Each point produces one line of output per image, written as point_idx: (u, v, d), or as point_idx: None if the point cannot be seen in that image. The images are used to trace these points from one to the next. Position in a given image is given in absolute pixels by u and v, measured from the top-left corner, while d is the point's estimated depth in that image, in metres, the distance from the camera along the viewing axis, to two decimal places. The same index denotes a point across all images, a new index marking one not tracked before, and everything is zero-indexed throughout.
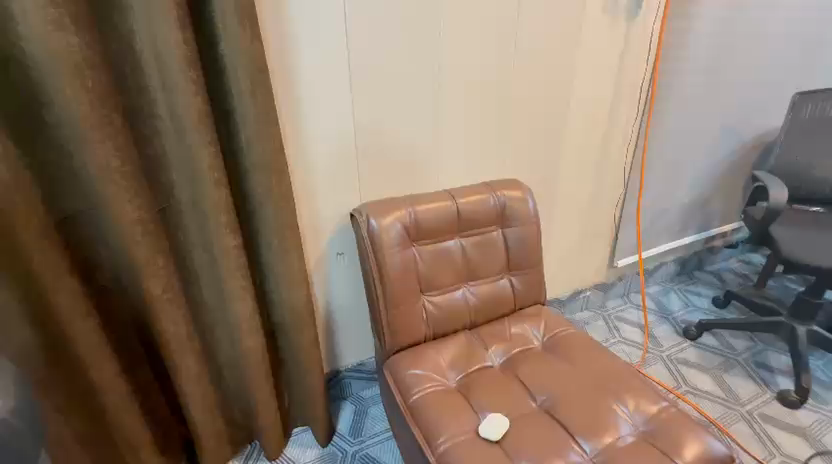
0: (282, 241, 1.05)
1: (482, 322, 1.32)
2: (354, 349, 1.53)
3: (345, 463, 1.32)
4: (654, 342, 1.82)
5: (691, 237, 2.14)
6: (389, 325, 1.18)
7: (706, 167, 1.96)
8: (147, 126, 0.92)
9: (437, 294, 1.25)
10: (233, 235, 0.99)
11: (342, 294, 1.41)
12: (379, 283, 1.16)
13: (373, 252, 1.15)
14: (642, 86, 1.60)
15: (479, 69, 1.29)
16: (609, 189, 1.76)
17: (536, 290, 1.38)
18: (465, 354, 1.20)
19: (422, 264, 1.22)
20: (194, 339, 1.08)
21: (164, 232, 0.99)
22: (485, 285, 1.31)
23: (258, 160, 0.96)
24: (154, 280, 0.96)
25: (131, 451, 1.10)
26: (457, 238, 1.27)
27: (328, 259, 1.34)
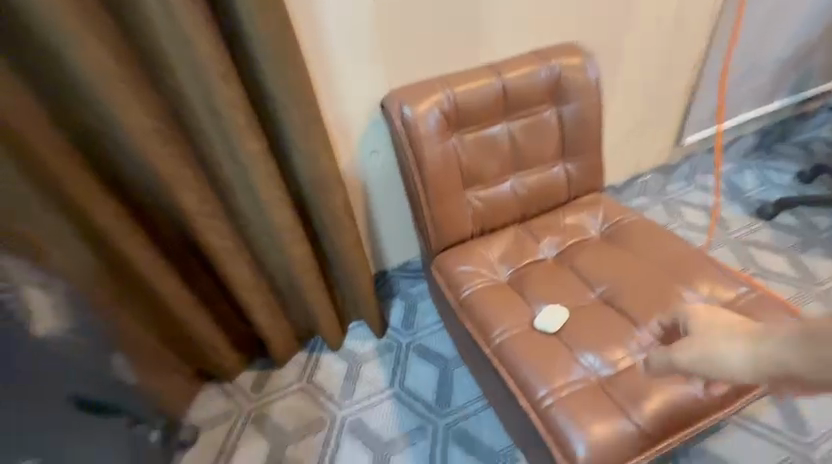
0: (311, 142, 0.96)
1: (533, 215, 1.22)
2: (398, 250, 1.52)
3: (402, 352, 1.40)
4: (721, 225, 1.66)
5: (782, 101, 1.78)
6: (434, 224, 1.11)
7: (820, 4, 1.53)
8: (130, 10, 0.75)
9: (483, 187, 1.14)
10: (258, 139, 0.91)
11: (381, 195, 1.35)
12: (420, 180, 1.06)
13: (410, 145, 1.03)
14: None
15: None
16: (687, 46, 1.44)
17: (595, 175, 1.23)
18: (516, 248, 1.14)
19: (465, 155, 1.09)
20: (241, 250, 1.08)
21: (186, 143, 0.91)
22: (535, 174, 1.18)
23: (266, 44, 0.83)
24: (186, 191, 0.93)
25: (211, 349, 1.21)
26: (503, 124, 1.11)
27: (361, 159, 1.25)
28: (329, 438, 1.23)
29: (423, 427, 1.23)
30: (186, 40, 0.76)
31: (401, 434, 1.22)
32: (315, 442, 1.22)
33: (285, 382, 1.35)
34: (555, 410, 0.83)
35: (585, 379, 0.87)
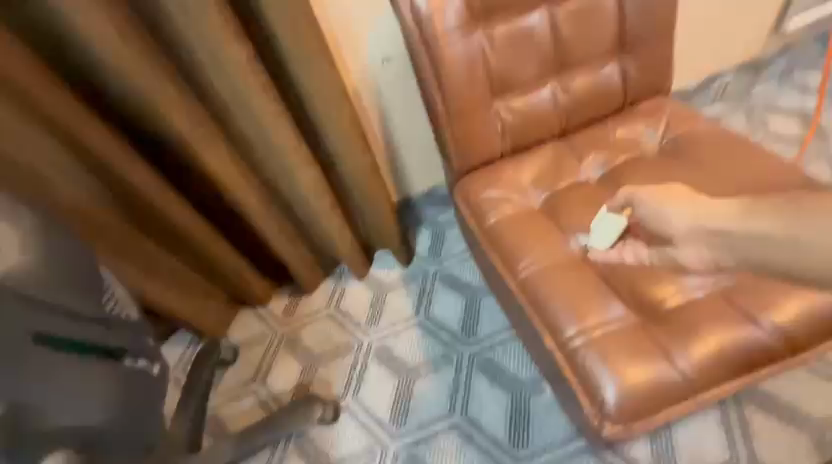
0: (305, 42, 0.82)
1: (580, 128, 1.03)
2: (422, 176, 1.38)
3: (428, 282, 1.35)
4: (819, 135, 1.34)
5: None
6: (457, 144, 0.97)
7: None
8: None
9: (516, 96, 0.96)
10: (243, 45, 0.79)
11: (399, 111, 1.20)
12: (438, 88, 0.90)
13: (426, 46, 0.86)
14: None
15: None
16: None
17: (664, 73, 0.99)
18: (554, 166, 0.98)
19: (494, 56, 0.89)
20: (247, 177, 0.99)
21: (163, 54, 0.80)
22: (582, 76, 0.96)
23: None
24: (173, 109, 0.82)
25: (236, 277, 1.22)
26: (545, 10, 0.89)
27: (373, 69, 1.10)
28: (355, 362, 1.24)
29: (448, 356, 1.21)
30: None
31: (425, 361, 1.21)
32: (343, 365, 1.24)
33: (311, 308, 1.36)
34: (584, 352, 0.75)
35: (625, 320, 0.77)
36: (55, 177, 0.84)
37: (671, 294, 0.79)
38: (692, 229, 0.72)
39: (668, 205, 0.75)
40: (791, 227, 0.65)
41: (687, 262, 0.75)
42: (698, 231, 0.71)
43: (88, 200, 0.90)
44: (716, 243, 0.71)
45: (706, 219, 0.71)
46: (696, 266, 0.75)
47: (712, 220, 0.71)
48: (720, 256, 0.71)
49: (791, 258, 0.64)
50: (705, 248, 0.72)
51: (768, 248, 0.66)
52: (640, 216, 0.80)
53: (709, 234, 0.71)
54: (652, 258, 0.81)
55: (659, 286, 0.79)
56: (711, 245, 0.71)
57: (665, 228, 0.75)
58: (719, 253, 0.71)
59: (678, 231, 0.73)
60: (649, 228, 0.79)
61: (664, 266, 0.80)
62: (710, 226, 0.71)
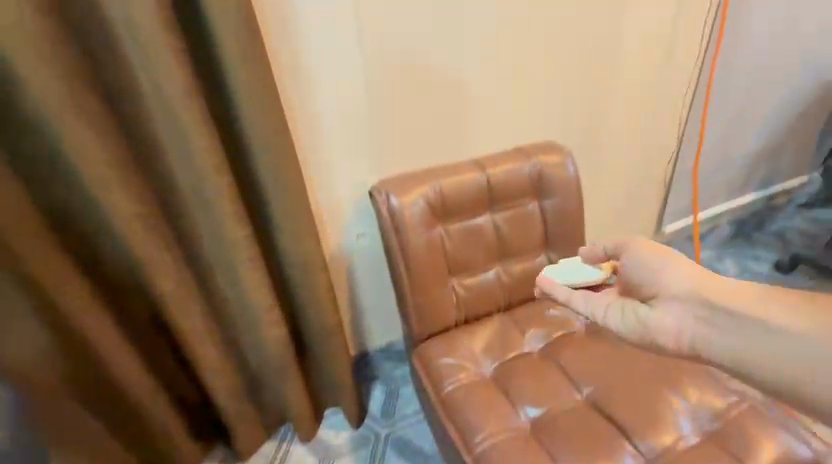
0: (297, 225, 0.95)
1: (519, 302, 1.22)
2: (381, 331, 1.46)
3: (378, 444, 1.29)
4: None
5: (753, 195, 1.92)
6: (417, 311, 1.09)
7: (776, 112, 1.71)
8: (130, 105, 0.79)
9: (467, 275, 1.14)
10: (242, 226, 0.90)
11: (367, 274, 1.31)
12: (404, 268, 1.05)
13: (396, 236, 1.04)
14: (710, 15, 1.35)
15: (505, 19, 1.09)
16: (661, 144, 1.55)
17: (579, 265, 1.25)
18: (501, 337, 1.11)
19: (450, 244, 1.10)
20: (214, 331, 1.01)
21: (169, 225, 0.90)
22: (520, 263, 1.19)
23: (260, 143, 0.85)
24: (162, 271, 0.89)
25: (167, 438, 1.09)
26: (488, 214, 1.13)
27: (348, 242, 1.24)
28: None
29: None
30: (182, 134, 0.78)
31: None
32: None
33: None
34: None
35: None
36: (5, 334, 0.81)
37: (664, 317, 0.56)
38: (694, 296, 0.55)
39: (665, 265, 0.58)
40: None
41: (663, 334, 0.56)
42: (698, 301, 0.54)
43: (37, 358, 0.86)
44: (717, 318, 0.52)
45: (708, 291, 0.54)
46: (696, 327, 0.54)
47: (717, 291, 0.54)
48: (740, 358, 0.50)
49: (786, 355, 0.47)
50: (696, 321, 0.54)
51: (794, 344, 0.47)
52: (627, 259, 0.63)
53: (701, 303, 0.54)
54: (636, 329, 0.59)
55: (655, 319, 0.56)
56: (733, 333, 0.51)
57: (655, 278, 0.58)
58: (724, 337, 0.51)
59: (674, 286, 0.56)
60: (627, 281, 0.62)
61: (664, 337, 0.56)
62: (713, 299, 0.53)
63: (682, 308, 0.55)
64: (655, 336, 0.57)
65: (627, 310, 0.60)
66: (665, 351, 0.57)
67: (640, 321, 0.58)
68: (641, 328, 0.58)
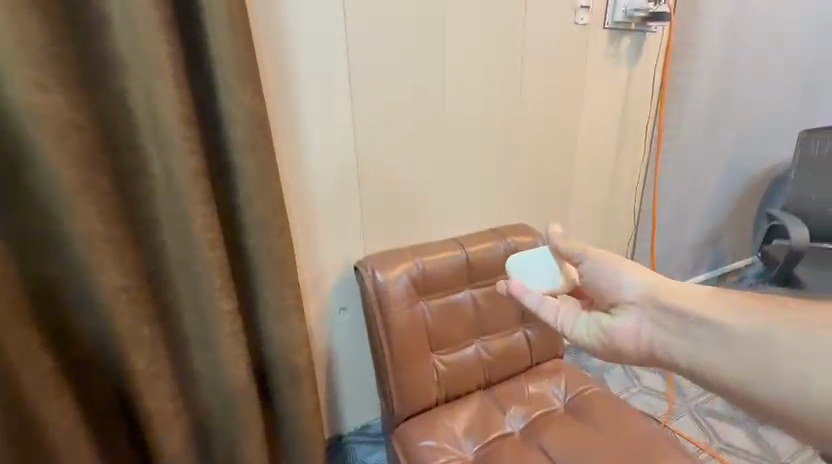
0: (282, 299, 0.96)
1: (498, 379, 1.23)
2: (357, 412, 1.39)
3: None
4: (679, 391, 1.67)
5: (705, 275, 2.09)
6: (399, 390, 1.08)
7: (715, 202, 1.95)
8: (136, 185, 0.83)
9: (447, 351, 1.16)
10: (228, 299, 0.90)
11: (346, 349, 1.30)
12: (386, 343, 1.06)
13: (379, 310, 1.06)
14: (648, 123, 1.60)
15: (481, 120, 1.26)
16: (620, 228, 1.71)
17: (555, 341, 1.30)
18: (481, 417, 1.10)
19: (432, 320, 1.13)
20: (181, 413, 0.94)
21: (152, 297, 0.89)
22: (498, 338, 1.22)
23: (257, 219, 0.89)
24: (139, 349, 0.84)
25: None
26: (467, 290, 1.18)
27: (329, 316, 1.24)
28: None
29: None
30: (182, 213, 0.82)
31: None
32: None
33: None
34: None
35: None
36: None
37: (624, 321, 0.67)
38: (652, 302, 0.65)
39: (622, 273, 0.68)
40: (791, 344, 0.50)
41: (623, 336, 0.67)
42: (655, 306, 0.64)
43: None
44: (671, 321, 0.62)
45: (664, 295, 0.64)
46: (651, 329, 0.64)
47: (670, 295, 0.63)
48: (697, 359, 0.58)
49: (733, 353, 0.54)
50: (653, 323, 0.64)
51: (740, 343, 0.54)
52: (586, 268, 0.73)
53: (657, 306, 0.64)
54: (600, 333, 0.70)
55: (616, 324, 0.68)
56: (684, 335, 0.60)
57: (614, 287, 0.69)
58: (679, 339, 0.61)
59: (631, 294, 0.67)
60: (590, 289, 0.73)
61: (625, 340, 0.67)
62: (668, 303, 0.63)
63: (642, 313, 0.65)
64: (618, 339, 0.68)
65: (591, 319, 0.71)
66: (629, 354, 0.68)
67: (604, 327, 0.69)
68: (605, 335, 0.69)
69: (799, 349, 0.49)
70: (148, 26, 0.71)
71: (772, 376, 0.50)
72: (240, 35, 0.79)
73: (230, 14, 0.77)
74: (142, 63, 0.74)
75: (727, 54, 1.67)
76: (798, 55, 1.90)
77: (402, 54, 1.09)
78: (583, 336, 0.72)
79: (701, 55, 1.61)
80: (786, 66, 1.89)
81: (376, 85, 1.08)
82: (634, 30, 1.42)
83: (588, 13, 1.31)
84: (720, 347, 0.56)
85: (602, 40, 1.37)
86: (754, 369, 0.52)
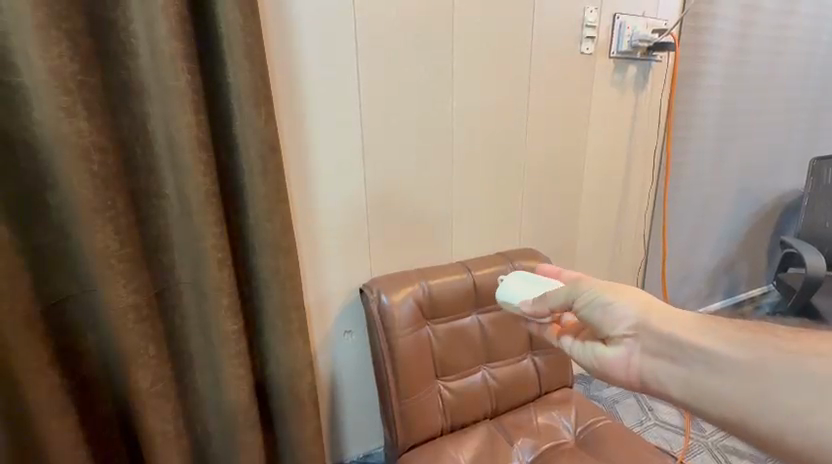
0: (287, 320, 0.96)
1: (505, 408, 1.20)
2: (360, 438, 1.36)
3: None
4: (695, 425, 1.60)
5: (719, 303, 2.03)
6: (402, 417, 1.05)
7: (727, 229, 1.92)
8: (152, 206, 0.86)
9: (453, 378, 1.13)
10: (234, 319, 0.90)
11: (350, 372, 1.28)
12: (390, 367, 1.05)
13: (384, 333, 1.05)
14: (656, 149, 1.60)
15: (489, 145, 1.28)
16: (630, 253, 1.69)
17: (563, 370, 1.27)
18: (488, 448, 1.07)
19: (437, 345, 1.11)
20: (183, 435, 0.93)
21: (161, 316, 0.90)
22: (505, 365, 1.20)
23: (265, 239, 0.91)
24: (144, 369, 0.84)
25: None
26: (474, 315, 1.16)
27: (334, 338, 1.22)
28: None
29: None
30: (194, 233, 0.84)
31: None
32: None
33: None
34: None
35: None
36: None
37: (615, 352, 0.63)
38: (644, 331, 0.60)
39: (617, 304, 0.62)
40: (786, 377, 0.49)
41: (613, 365, 0.63)
42: (648, 334, 0.60)
43: None
44: (663, 350, 0.59)
45: (657, 323, 0.60)
46: (642, 359, 0.61)
47: (662, 322, 0.60)
48: (691, 391, 0.56)
49: (729, 384, 0.53)
50: (645, 353, 0.60)
51: (735, 373, 0.52)
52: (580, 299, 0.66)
53: (650, 334, 0.60)
54: (592, 360, 0.66)
55: (607, 354, 0.64)
56: (677, 366, 0.57)
57: (606, 318, 0.63)
58: (671, 369, 0.58)
59: (622, 324, 0.62)
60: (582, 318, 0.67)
61: (615, 369, 0.63)
62: (665, 335, 0.59)
63: (633, 342, 0.61)
64: (608, 367, 0.64)
65: (585, 344, 0.67)
66: (617, 381, 0.65)
67: (595, 355, 0.65)
68: (596, 363, 0.65)
69: (793, 381, 0.48)
70: (171, 55, 0.75)
71: (768, 409, 0.49)
72: (257, 65, 0.83)
73: (248, 46, 0.81)
74: (165, 89, 0.77)
75: (733, 83, 1.69)
76: (805, 84, 1.91)
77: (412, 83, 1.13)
78: (579, 359, 0.68)
79: (707, 83, 1.62)
80: (792, 95, 1.90)
81: (385, 112, 1.12)
82: (639, 59, 1.44)
83: (593, 42, 1.34)
84: (718, 379, 0.54)
85: (608, 69, 1.40)
86: (750, 401, 0.50)
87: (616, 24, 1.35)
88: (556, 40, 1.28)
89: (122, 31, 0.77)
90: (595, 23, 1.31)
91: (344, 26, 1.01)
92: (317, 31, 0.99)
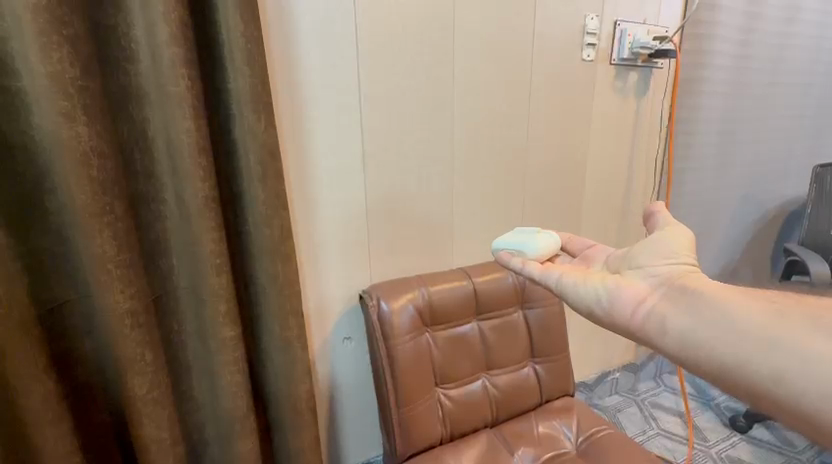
0: (284, 327, 0.95)
1: (505, 417, 1.18)
2: (359, 447, 1.34)
3: None
4: (699, 435, 1.58)
5: None
6: (401, 426, 1.04)
7: (729, 236, 1.91)
8: (150, 210, 0.85)
9: (453, 386, 1.12)
10: (231, 325, 0.89)
11: (348, 379, 1.26)
12: (389, 374, 1.03)
13: (383, 339, 1.04)
14: (657, 156, 1.60)
15: (489, 150, 1.27)
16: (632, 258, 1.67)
17: (565, 379, 1.25)
18: (488, 458, 1.05)
19: (437, 352, 1.10)
20: (178, 443, 0.91)
21: (157, 322, 0.89)
22: (506, 374, 1.18)
23: (264, 244, 0.90)
24: (140, 375, 0.83)
25: None
26: (474, 322, 1.15)
27: (332, 345, 1.21)
28: None
29: None
30: (192, 239, 0.84)
31: None
32: None
33: None
34: None
35: None
36: None
37: (634, 286, 0.65)
38: (672, 280, 0.63)
39: (668, 241, 0.66)
40: (798, 334, 0.50)
41: (624, 301, 0.64)
42: (676, 285, 0.62)
43: None
44: (682, 300, 0.60)
45: (685, 280, 0.62)
46: (657, 301, 0.62)
47: (694, 282, 0.61)
48: (695, 337, 0.57)
49: (733, 337, 0.54)
50: (664, 296, 0.62)
51: (746, 328, 0.53)
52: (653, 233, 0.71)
53: (675, 285, 0.62)
54: (600, 290, 0.67)
55: (624, 286, 0.65)
56: (691, 314, 0.58)
57: (649, 259, 0.66)
58: (684, 315, 0.58)
59: (657, 267, 0.65)
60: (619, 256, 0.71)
61: (624, 306, 0.64)
62: (692, 287, 0.60)
63: (657, 286, 0.63)
64: (617, 301, 0.65)
65: (595, 276, 0.70)
66: (617, 321, 0.65)
67: (607, 286, 0.67)
68: (605, 294, 0.66)
69: (804, 338, 0.49)
70: (171, 60, 0.75)
71: (773, 360, 0.50)
72: (257, 70, 0.83)
73: (249, 51, 0.81)
74: (164, 94, 0.77)
75: (735, 89, 1.68)
76: (807, 90, 1.91)
77: (413, 88, 1.13)
78: (576, 287, 0.70)
79: (709, 89, 1.62)
80: (794, 101, 1.89)
81: (385, 117, 1.11)
82: (640, 66, 1.44)
83: (594, 49, 1.34)
84: (725, 332, 0.55)
85: (609, 74, 1.40)
86: (754, 350, 0.52)
87: (618, 31, 1.35)
88: (557, 47, 1.28)
89: (123, 36, 0.77)
90: (596, 30, 1.32)
91: (345, 31, 1.02)
92: (318, 36, 1.00)
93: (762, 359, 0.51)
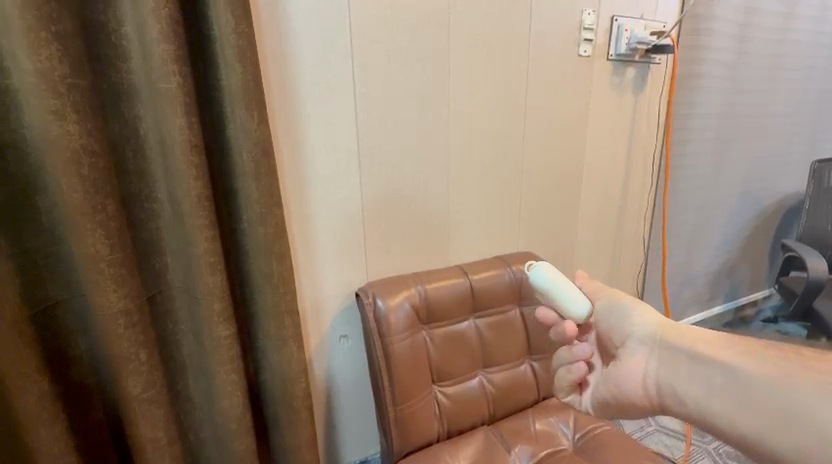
0: (279, 326, 0.94)
1: (503, 414, 1.18)
2: (356, 444, 1.34)
3: None
4: (697, 431, 1.58)
5: (720, 306, 2.02)
6: (399, 424, 1.03)
7: (728, 233, 1.91)
8: (143, 209, 0.85)
9: (451, 384, 1.12)
10: (227, 324, 0.89)
11: (345, 377, 1.26)
12: (385, 372, 1.03)
13: (379, 336, 1.04)
14: (655, 153, 1.59)
15: (486, 147, 1.27)
16: (630, 254, 1.68)
17: None
18: (486, 454, 1.05)
19: (434, 350, 1.10)
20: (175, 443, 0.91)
21: (151, 322, 0.89)
22: (504, 371, 1.18)
23: (259, 244, 0.90)
24: (133, 375, 0.82)
25: None
26: (470, 319, 1.15)
27: (329, 344, 1.21)
28: None
29: None
30: (186, 238, 0.84)
31: None
32: None
33: None
34: None
35: None
36: None
37: (630, 371, 0.69)
38: (659, 342, 0.66)
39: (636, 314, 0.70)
40: (793, 379, 0.51)
41: (632, 382, 0.68)
42: (664, 347, 0.66)
43: None
44: (680, 364, 0.63)
45: (667, 336, 0.66)
46: (658, 369, 0.65)
47: (678, 336, 0.65)
48: (710, 408, 0.58)
49: (741, 402, 0.54)
50: (661, 362, 0.65)
51: (750, 386, 0.54)
52: (598, 309, 0.75)
53: (663, 346, 0.66)
54: (610, 388, 0.72)
55: (623, 374, 0.70)
56: (687, 370, 0.62)
57: (623, 331, 0.71)
58: (690, 382, 0.61)
59: (636, 334, 0.69)
60: (601, 327, 0.75)
61: (634, 388, 0.68)
62: (678, 345, 0.64)
63: (649, 353, 0.67)
64: (627, 391, 0.69)
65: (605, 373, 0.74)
66: (639, 404, 0.68)
67: (613, 380, 0.72)
68: (614, 389, 0.71)
69: (798, 383, 0.50)
70: (162, 58, 0.74)
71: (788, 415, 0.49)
72: (250, 67, 0.82)
73: (240, 48, 0.80)
74: (156, 92, 0.76)
75: (733, 84, 1.68)
76: (807, 85, 1.90)
77: (408, 86, 1.12)
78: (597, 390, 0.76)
79: (706, 84, 1.61)
80: (794, 96, 1.89)
81: (381, 115, 1.11)
82: (638, 61, 1.43)
83: (592, 44, 1.33)
84: (735, 399, 0.55)
85: (606, 70, 1.39)
86: (770, 422, 0.51)
87: (614, 26, 1.35)
88: (554, 43, 1.27)
89: (113, 34, 0.77)
90: (593, 25, 1.31)
91: (341, 30, 1.01)
92: (312, 34, 0.99)
93: (767, 394, 0.52)
